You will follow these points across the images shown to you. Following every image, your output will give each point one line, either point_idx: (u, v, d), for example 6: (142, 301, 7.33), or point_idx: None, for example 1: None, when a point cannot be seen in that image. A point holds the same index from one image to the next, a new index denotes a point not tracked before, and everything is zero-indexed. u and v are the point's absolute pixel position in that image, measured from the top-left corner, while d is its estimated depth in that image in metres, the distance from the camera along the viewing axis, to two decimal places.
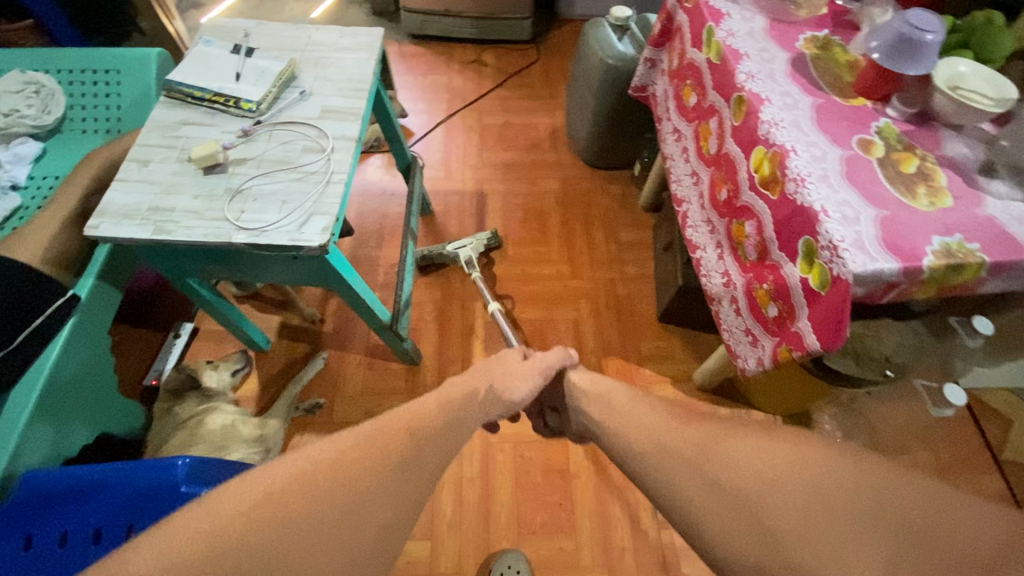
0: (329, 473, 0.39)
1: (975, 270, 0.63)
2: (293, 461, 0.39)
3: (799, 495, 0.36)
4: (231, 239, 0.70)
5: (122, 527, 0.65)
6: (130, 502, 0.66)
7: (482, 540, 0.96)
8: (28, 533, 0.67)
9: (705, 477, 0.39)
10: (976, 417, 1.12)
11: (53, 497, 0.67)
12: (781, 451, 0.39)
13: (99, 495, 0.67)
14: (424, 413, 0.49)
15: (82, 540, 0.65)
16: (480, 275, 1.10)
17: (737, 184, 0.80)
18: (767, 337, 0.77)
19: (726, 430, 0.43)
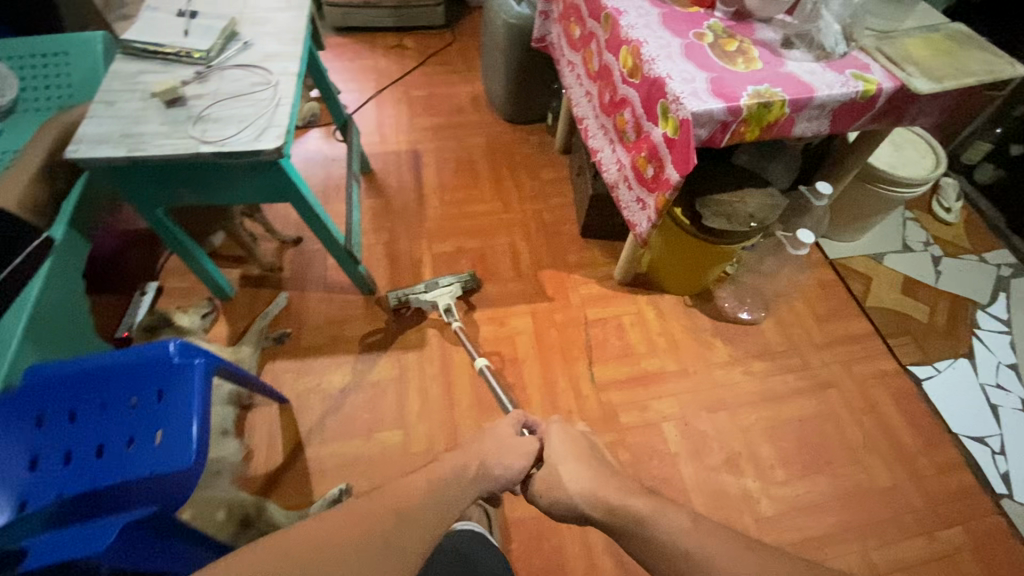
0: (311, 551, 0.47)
1: (780, 108, 0.84)
2: (276, 545, 0.46)
3: None
4: (198, 151, 0.82)
5: (128, 399, 0.77)
6: (135, 375, 0.78)
7: (449, 422, 1.11)
8: (39, 412, 0.75)
9: None
10: (844, 278, 1.36)
11: (59, 380, 0.77)
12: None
13: (103, 378, 0.78)
14: (412, 495, 0.57)
15: (93, 412, 0.76)
16: (460, 325, 1.10)
17: (614, 83, 1.01)
18: (649, 196, 0.96)
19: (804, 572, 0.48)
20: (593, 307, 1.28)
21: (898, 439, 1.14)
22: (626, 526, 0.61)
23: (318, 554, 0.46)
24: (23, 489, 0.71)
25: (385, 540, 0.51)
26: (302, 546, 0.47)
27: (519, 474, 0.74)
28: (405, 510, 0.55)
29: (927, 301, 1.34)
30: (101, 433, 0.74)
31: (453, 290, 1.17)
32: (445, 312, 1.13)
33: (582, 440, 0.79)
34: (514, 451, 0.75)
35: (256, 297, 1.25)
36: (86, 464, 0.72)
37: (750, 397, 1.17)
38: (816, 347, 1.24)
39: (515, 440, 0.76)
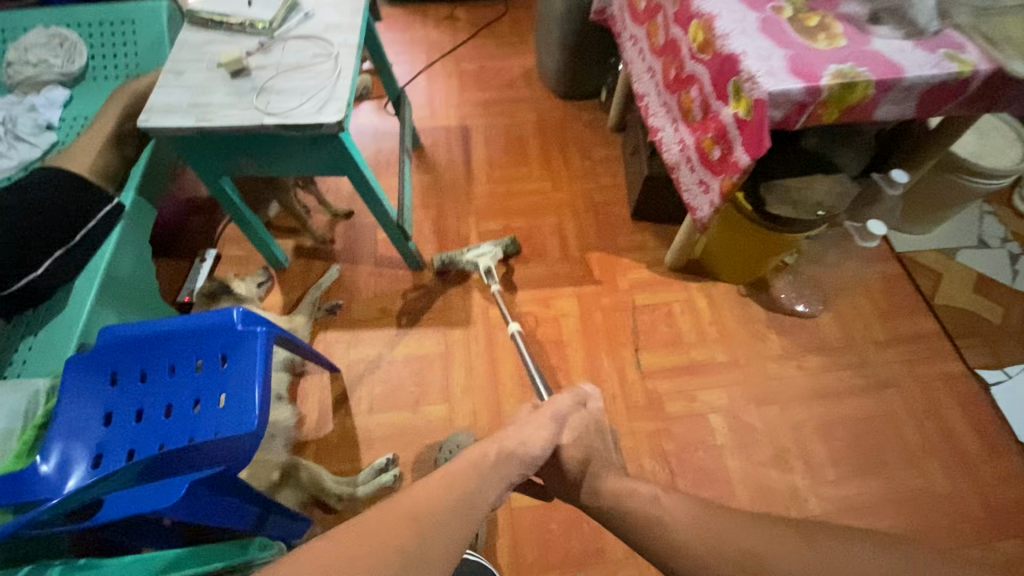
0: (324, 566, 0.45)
1: (864, 90, 0.78)
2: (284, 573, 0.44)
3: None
4: (262, 122, 0.83)
5: (192, 361, 0.80)
6: (200, 339, 0.80)
7: (492, 400, 1.12)
8: (113, 369, 0.80)
9: None
10: (911, 273, 1.28)
11: (129, 341, 0.80)
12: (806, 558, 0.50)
13: (171, 342, 0.81)
14: (430, 497, 0.54)
15: (161, 372, 0.79)
16: (497, 285, 1.12)
17: (681, 59, 0.96)
18: (714, 180, 0.92)
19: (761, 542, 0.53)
20: (642, 292, 1.25)
21: (960, 444, 1.09)
22: (606, 506, 0.64)
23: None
24: (99, 442, 0.75)
25: (405, 558, 0.47)
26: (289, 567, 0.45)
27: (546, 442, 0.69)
28: (419, 517, 0.52)
29: (1000, 301, 1.25)
30: (169, 394, 0.78)
31: (493, 252, 1.19)
32: (485, 272, 1.15)
33: (607, 436, 0.80)
34: (541, 422, 0.71)
35: (309, 268, 1.28)
36: (156, 423, 0.76)
37: (802, 392, 1.14)
38: (877, 345, 1.19)
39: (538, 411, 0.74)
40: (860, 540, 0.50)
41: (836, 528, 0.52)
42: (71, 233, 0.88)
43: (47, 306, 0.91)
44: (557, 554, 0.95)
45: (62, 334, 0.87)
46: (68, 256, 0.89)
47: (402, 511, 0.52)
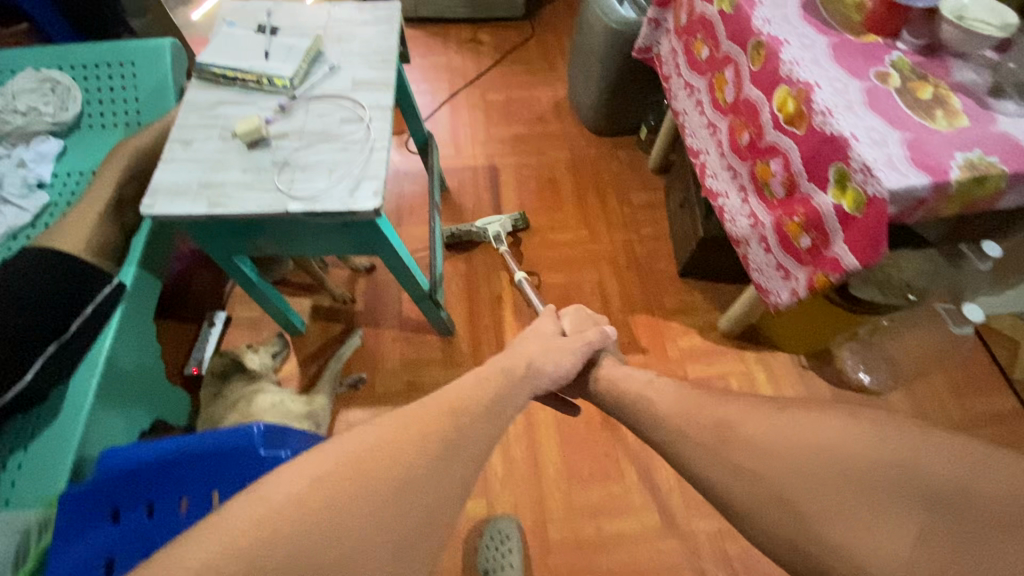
0: (378, 457, 0.44)
1: (996, 183, 0.67)
2: (335, 453, 0.44)
3: (789, 455, 0.47)
4: (286, 208, 0.72)
5: (207, 492, 0.69)
6: (217, 466, 0.70)
7: (535, 491, 1.00)
8: (114, 506, 0.68)
9: (729, 462, 0.49)
10: (985, 341, 1.18)
11: (132, 470, 0.69)
12: (795, 429, 0.49)
13: (189, 464, 0.70)
14: (468, 394, 0.53)
15: (171, 507, 0.69)
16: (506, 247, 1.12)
17: (760, 127, 0.84)
18: (800, 269, 0.81)
19: (743, 413, 0.52)
20: (695, 363, 1.15)
21: None
22: None
23: (374, 456, 0.44)
24: None
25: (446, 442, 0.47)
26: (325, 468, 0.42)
27: (569, 370, 0.67)
28: (458, 408, 0.51)
29: None
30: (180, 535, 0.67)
31: (501, 221, 1.22)
32: (495, 238, 1.17)
33: None
34: (565, 351, 0.68)
35: (328, 332, 1.17)
36: None
37: None
38: (956, 428, 1.08)
39: (564, 339, 0.71)
40: (835, 412, 0.49)
41: (818, 405, 0.51)
42: (66, 322, 0.76)
43: (38, 411, 0.78)
44: None
45: (54, 450, 0.75)
46: (64, 349, 0.76)
47: (444, 401, 0.51)
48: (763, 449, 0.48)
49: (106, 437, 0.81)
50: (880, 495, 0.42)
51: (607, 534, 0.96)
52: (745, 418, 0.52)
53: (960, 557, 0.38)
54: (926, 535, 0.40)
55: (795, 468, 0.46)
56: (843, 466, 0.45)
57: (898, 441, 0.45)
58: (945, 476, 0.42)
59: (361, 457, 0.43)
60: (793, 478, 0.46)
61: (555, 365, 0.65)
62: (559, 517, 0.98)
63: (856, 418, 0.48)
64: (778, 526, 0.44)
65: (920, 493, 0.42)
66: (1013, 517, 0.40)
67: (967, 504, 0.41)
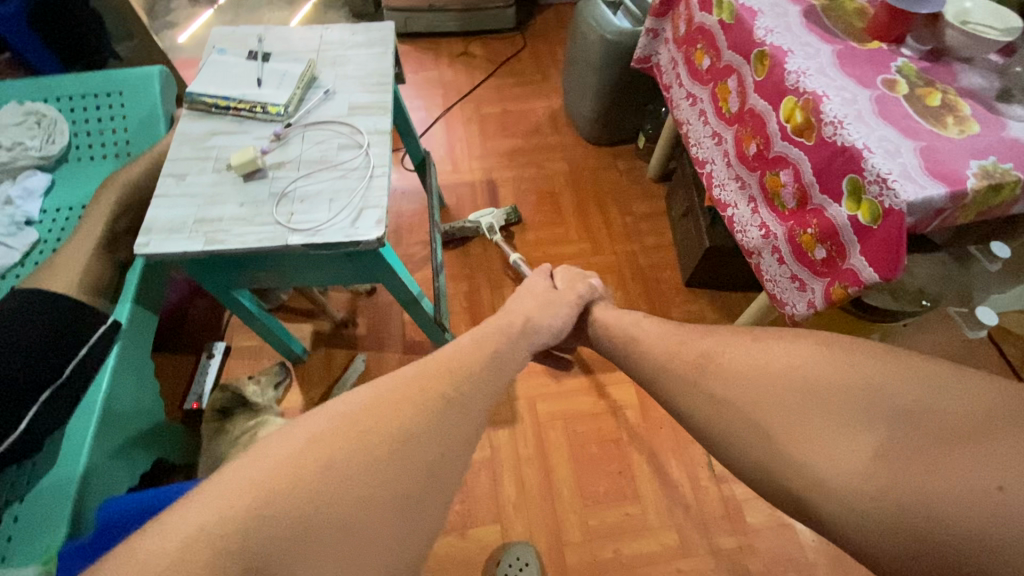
0: (374, 413, 0.43)
1: (1012, 189, 0.66)
2: (336, 413, 0.43)
3: (762, 381, 0.47)
4: (287, 241, 0.69)
5: None
6: None
7: (550, 514, 0.98)
8: None
9: (707, 391, 0.50)
10: (996, 340, 1.17)
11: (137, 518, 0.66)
12: (771, 356, 0.49)
13: None
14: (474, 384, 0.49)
15: None
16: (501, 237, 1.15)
17: (768, 138, 0.82)
18: (816, 280, 0.80)
19: (729, 345, 0.52)
20: None
21: None
22: None
23: (374, 413, 0.43)
24: None
25: (445, 400, 0.46)
26: (315, 447, 0.40)
27: (565, 323, 0.70)
28: (454, 370, 0.49)
29: None
30: None
31: (495, 214, 1.25)
32: (490, 231, 1.21)
33: None
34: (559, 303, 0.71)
35: (330, 358, 1.14)
36: None
37: None
38: None
39: (557, 293, 0.72)
40: (807, 340, 0.49)
41: (793, 335, 0.51)
42: (59, 370, 0.73)
43: (31, 464, 0.75)
44: None
45: (50, 506, 0.72)
46: (58, 397, 0.73)
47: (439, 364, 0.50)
48: (733, 376, 0.49)
49: (104, 486, 0.78)
50: (841, 411, 0.42)
51: (626, 556, 0.94)
52: (730, 349, 0.52)
53: (916, 469, 0.37)
54: (885, 450, 0.39)
55: (762, 397, 0.46)
56: (810, 387, 0.45)
57: (864, 365, 0.44)
58: (908, 396, 0.41)
59: (349, 434, 0.41)
60: (762, 399, 0.46)
61: (551, 318, 0.67)
62: (576, 540, 0.95)
63: (826, 344, 0.48)
64: (749, 449, 0.45)
65: (886, 412, 0.41)
66: (971, 424, 0.38)
67: (926, 418, 0.40)
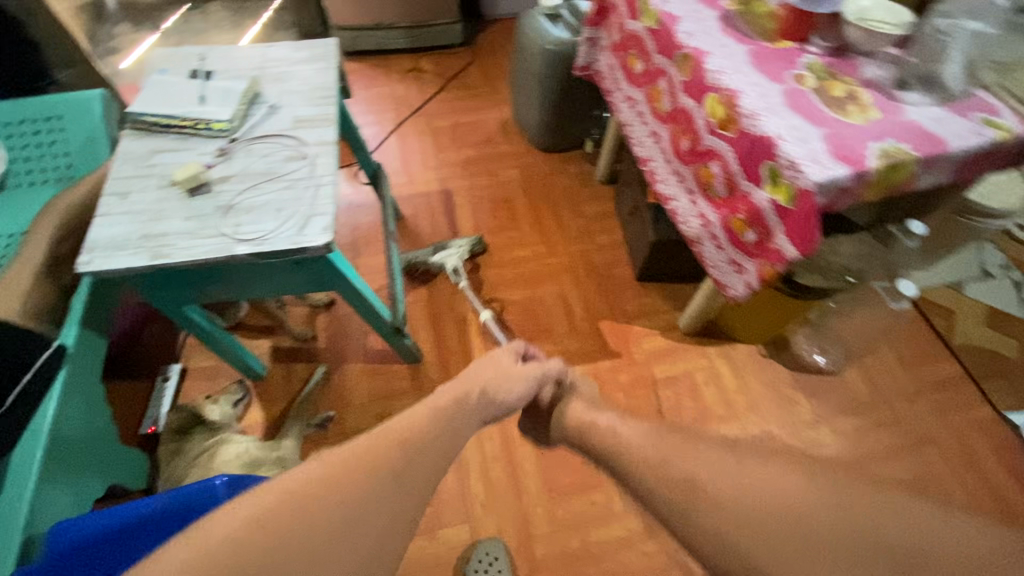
0: (323, 488, 0.41)
1: (910, 167, 0.72)
2: (278, 487, 0.40)
3: (754, 514, 0.42)
4: (234, 252, 0.70)
5: None
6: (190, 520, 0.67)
7: (518, 511, 0.99)
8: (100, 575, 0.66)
9: (700, 523, 0.44)
10: (925, 312, 1.26)
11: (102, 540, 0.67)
12: (758, 482, 0.45)
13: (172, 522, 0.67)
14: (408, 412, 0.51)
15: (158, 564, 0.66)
16: (466, 283, 1.17)
17: (696, 132, 0.88)
18: (749, 262, 0.85)
19: (715, 461, 0.48)
20: (661, 364, 1.18)
21: (1005, 500, 1.05)
22: None
23: (322, 496, 0.40)
24: None
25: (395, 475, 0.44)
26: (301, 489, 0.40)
27: (521, 398, 0.68)
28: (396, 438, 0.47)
29: (1014, 335, 1.24)
30: None
31: (459, 252, 1.25)
32: (454, 272, 1.21)
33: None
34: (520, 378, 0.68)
35: (291, 373, 1.13)
36: None
37: (842, 460, 1.07)
38: (908, 398, 1.14)
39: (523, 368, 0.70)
40: (789, 467, 0.46)
41: (770, 456, 0.48)
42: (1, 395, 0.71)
43: None
44: None
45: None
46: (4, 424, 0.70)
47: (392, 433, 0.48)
48: (722, 503, 0.44)
49: (51, 516, 0.75)
50: (837, 554, 0.38)
51: (593, 542, 0.96)
52: (715, 469, 0.47)
53: None
54: None
55: (749, 524, 0.42)
56: (805, 524, 0.41)
57: (855, 502, 0.41)
58: (901, 535, 0.39)
59: (330, 479, 0.42)
60: (755, 537, 0.41)
61: (507, 393, 0.65)
62: (545, 532, 0.97)
63: (816, 475, 0.45)
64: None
65: (878, 558, 0.38)
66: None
67: (922, 566, 0.37)
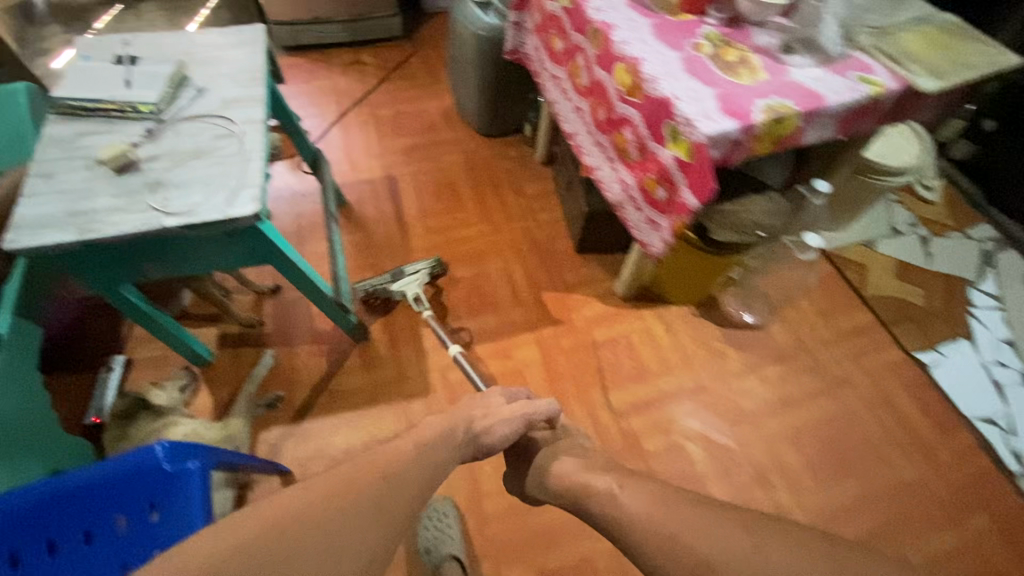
0: (309, 518, 0.46)
1: (793, 120, 0.80)
2: (267, 513, 0.45)
3: None
4: (163, 224, 0.72)
5: (144, 505, 0.70)
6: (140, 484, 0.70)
7: (467, 471, 1.04)
8: (49, 538, 0.63)
9: None
10: (841, 268, 1.36)
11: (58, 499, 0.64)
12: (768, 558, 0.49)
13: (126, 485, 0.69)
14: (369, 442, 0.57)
15: (110, 527, 0.67)
16: (431, 315, 1.07)
17: (610, 101, 0.94)
18: (662, 218, 0.91)
19: (723, 535, 0.51)
20: (600, 328, 1.24)
21: (915, 430, 1.15)
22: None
23: (307, 518, 0.46)
24: None
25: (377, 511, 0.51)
26: (292, 508, 0.46)
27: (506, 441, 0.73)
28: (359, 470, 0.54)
29: (921, 284, 1.35)
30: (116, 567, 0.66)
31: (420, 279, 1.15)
32: (415, 301, 1.12)
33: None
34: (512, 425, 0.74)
35: (239, 358, 1.15)
36: None
37: (769, 405, 1.16)
38: (826, 345, 1.24)
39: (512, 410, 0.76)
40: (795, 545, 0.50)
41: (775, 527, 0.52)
42: None
43: None
44: None
45: None
46: None
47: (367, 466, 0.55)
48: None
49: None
50: None
51: None
52: (727, 545, 0.50)
53: None
54: None
55: None
56: None
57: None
58: None
59: (316, 502, 0.48)
60: None
61: (494, 433, 0.72)
62: (493, 488, 1.02)
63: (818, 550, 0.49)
64: None
65: None
66: None
67: None
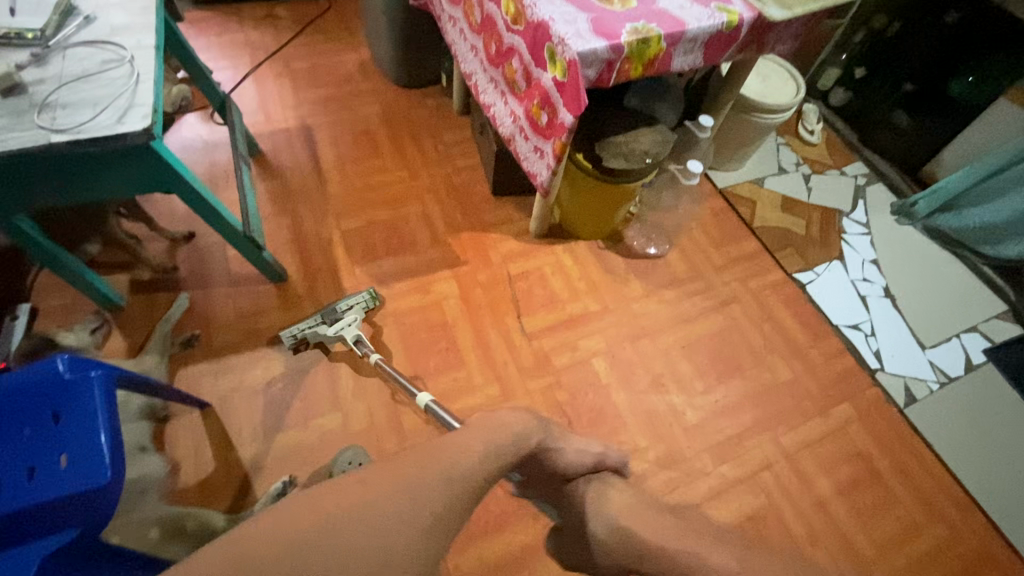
0: (350, 511, 0.40)
1: (657, 43, 0.89)
2: (313, 505, 0.39)
3: None
4: (49, 141, 0.73)
5: (49, 416, 0.70)
6: (43, 395, 0.71)
7: (388, 396, 1.11)
8: None
9: None
10: (734, 204, 1.49)
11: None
12: None
13: (26, 399, 0.71)
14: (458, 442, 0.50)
15: (14, 433, 0.70)
16: (379, 357, 1.02)
17: (500, 34, 1.00)
18: (547, 143, 0.99)
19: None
20: (515, 263, 1.32)
21: (792, 337, 1.30)
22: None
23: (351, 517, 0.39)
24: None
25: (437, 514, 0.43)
26: (337, 505, 0.39)
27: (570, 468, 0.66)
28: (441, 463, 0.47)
29: (803, 215, 1.51)
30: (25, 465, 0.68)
31: (355, 318, 1.09)
32: (356, 344, 1.05)
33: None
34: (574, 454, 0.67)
35: (152, 303, 1.15)
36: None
37: (667, 323, 1.28)
38: (717, 269, 1.37)
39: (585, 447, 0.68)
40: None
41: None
42: None
43: None
44: (477, 524, 1.01)
45: None
46: None
47: (437, 458, 0.47)
48: None
49: None
50: None
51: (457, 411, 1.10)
52: None
53: None
54: None
55: None
56: None
57: None
58: None
59: (374, 501, 0.41)
60: None
61: (564, 458, 0.66)
62: (412, 408, 1.10)
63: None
64: None
65: None
66: None
67: None
